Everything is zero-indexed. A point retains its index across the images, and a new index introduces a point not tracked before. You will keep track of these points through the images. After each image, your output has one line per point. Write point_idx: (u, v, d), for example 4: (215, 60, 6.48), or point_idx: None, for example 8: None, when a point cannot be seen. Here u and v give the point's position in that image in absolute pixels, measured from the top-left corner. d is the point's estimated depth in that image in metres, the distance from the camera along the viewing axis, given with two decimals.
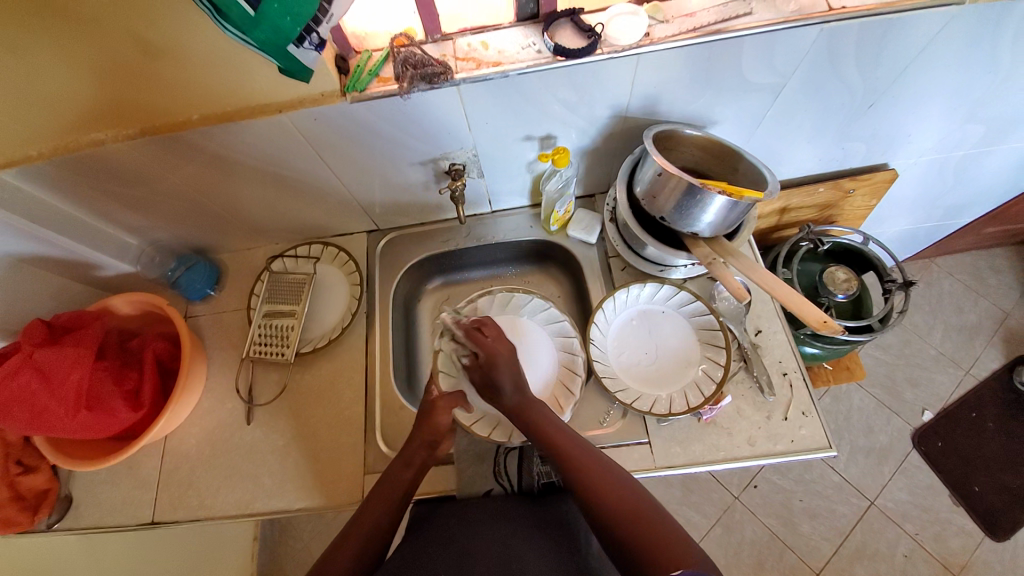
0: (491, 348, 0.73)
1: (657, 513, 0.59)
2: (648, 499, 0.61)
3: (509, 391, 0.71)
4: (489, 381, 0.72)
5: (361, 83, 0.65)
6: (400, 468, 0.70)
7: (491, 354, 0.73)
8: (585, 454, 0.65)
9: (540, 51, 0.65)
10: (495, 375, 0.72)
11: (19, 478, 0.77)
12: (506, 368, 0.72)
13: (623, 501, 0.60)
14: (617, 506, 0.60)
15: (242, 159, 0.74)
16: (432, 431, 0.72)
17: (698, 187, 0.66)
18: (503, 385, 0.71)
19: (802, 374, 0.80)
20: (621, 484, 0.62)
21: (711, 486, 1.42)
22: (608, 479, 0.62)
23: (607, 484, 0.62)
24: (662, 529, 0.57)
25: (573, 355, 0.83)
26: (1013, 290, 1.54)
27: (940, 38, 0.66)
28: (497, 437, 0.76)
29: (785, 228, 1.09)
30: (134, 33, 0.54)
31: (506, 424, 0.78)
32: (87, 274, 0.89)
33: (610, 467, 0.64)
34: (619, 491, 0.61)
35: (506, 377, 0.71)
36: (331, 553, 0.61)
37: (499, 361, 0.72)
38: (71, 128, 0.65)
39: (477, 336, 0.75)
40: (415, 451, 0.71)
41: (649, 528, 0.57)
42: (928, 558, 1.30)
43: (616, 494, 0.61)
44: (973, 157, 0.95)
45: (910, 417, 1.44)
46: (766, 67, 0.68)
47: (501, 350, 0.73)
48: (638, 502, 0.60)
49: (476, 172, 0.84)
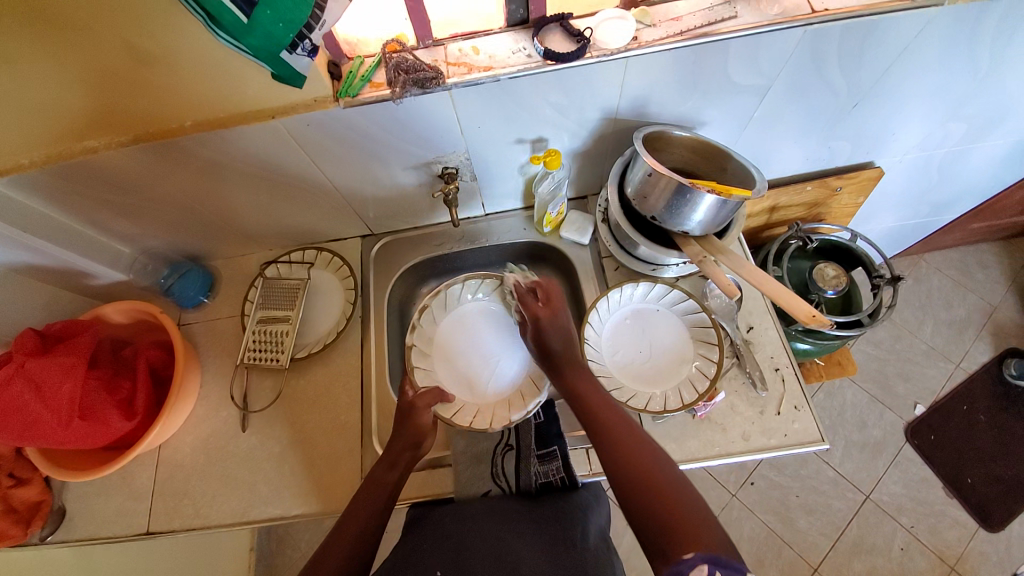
0: (537, 312, 0.76)
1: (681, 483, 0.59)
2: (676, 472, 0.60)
3: (556, 348, 0.74)
4: (538, 341, 0.75)
5: (354, 88, 0.65)
6: (384, 470, 0.70)
7: (534, 319, 0.76)
8: (620, 421, 0.66)
9: (530, 56, 0.66)
10: (543, 336, 0.75)
11: (11, 491, 0.76)
12: (551, 329, 0.75)
13: (648, 468, 0.60)
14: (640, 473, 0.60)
15: (235, 165, 0.74)
16: (416, 432, 0.73)
17: (687, 187, 0.67)
18: (551, 344, 0.74)
19: (794, 369, 0.81)
20: (649, 452, 0.62)
21: (709, 484, 1.43)
22: (638, 447, 0.63)
23: (634, 451, 0.62)
24: (682, 498, 0.57)
25: None
26: (999, 285, 1.57)
27: (920, 40, 0.67)
28: (478, 426, 0.78)
29: (775, 226, 1.10)
30: (126, 40, 0.55)
31: (486, 413, 0.80)
32: (79, 283, 0.88)
33: (641, 434, 0.65)
34: (645, 459, 0.61)
35: (554, 337, 0.74)
36: (330, 551, 0.62)
37: (544, 325, 0.75)
38: (63, 136, 0.65)
39: (529, 301, 0.78)
40: (400, 451, 0.72)
41: (669, 495, 0.57)
42: (924, 551, 1.32)
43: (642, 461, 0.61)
44: (957, 154, 0.96)
45: (902, 411, 1.46)
46: (752, 68, 0.69)
47: (543, 314, 0.75)
48: (662, 471, 0.60)
49: (469, 175, 0.85)
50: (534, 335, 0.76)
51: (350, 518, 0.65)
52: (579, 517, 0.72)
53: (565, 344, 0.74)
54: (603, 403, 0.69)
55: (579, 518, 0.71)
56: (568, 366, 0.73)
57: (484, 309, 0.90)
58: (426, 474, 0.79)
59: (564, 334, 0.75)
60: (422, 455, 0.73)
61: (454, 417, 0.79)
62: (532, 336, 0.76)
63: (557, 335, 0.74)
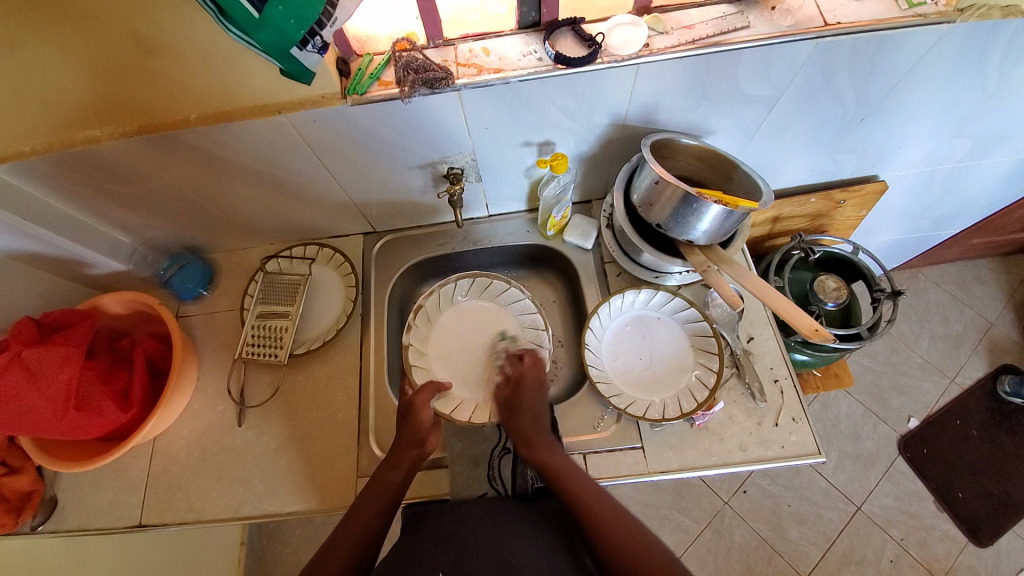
0: (524, 371, 0.78)
1: (663, 555, 0.60)
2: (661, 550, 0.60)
3: (525, 414, 0.74)
4: (514, 404, 0.75)
5: (362, 86, 0.65)
6: (387, 469, 0.70)
7: (518, 376, 0.78)
8: (599, 499, 0.65)
9: (541, 59, 0.66)
10: (519, 400, 0.75)
11: (3, 479, 0.75)
12: (529, 397, 0.75)
13: (634, 550, 0.59)
14: (627, 557, 0.59)
15: (239, 158, 0.74)
16: (417, 430, 0.72)
17: (694, 197, 0.67)
18: (523, 411, 0.74)
19: (793, 381, 0.81)
20: (633, 531, 0.61)
21: (701, 491, 1.43)
22: (621, 527, 0.62)
23: (614, 522, 0.62)
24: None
25: (539, 330, 0.87)
26: (996, 300, 1.57)
27: (930, 57, 0.68)
28: (477, 421, 0.80)
29: (777, 236, 1.10)
30: (134, 30, 0.54)
31: (485, 407, 0.82)
32: (77, 272, 0.88)
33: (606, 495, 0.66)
34: (631, 540, 0.60)
35: (528, 401, 0.75)
36: (330, 550, 0.61)
37: (525, 385, 0.77)
38: (65, 124, 0.65)
39: (516, 361, 0.80)
40: (403, 451, 0.71)
41: (654, 562, 0.58)
42: (913, 564, 1.32)
43: (628, 543, 0.60)
44: (961, 170, 0.97)
45: (896, 424, 1.46)
46: (762, 79, 0.69)
47: (531, 375, 0.78)
48: (645, 540, 0.61)
49: (474, 176, 0.85)
50: (512, 394, 0.76)
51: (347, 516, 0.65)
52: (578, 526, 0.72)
53: (537, 416, 0.74)
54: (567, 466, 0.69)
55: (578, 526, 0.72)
56: (535, 442, 0.71)
57: (478, 304, 0.90)
58: (423, 475, 0.79)
59: (536, 404, 0.75)
60: (427, 454, 0.73)
61: (453, 413, 0.81)
62: (508, 393, 0.77)
63: (530, 407, 0.75)
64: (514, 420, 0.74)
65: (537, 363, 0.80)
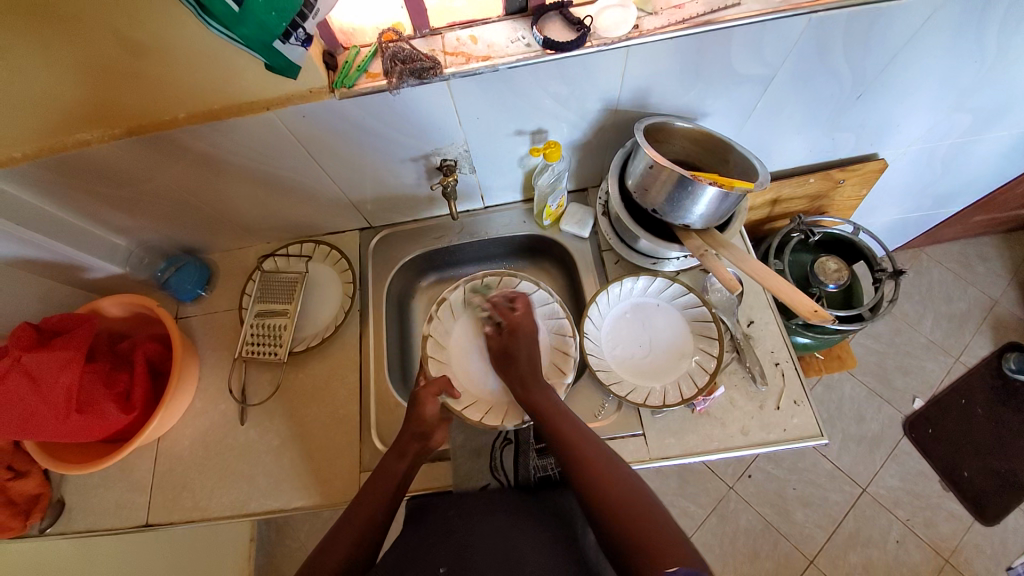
0: (517, 319, 0.78)
1: (656, 513, 0.57)
2: (647, 493, 0.60)
3: (523, 359, 0.75)
4: (510, 349, 0.76)
5: (349, 79, 0.64)
6: (393, 459, 0.70)
7: (514, 325, 0.78)
8: (589, 445, 0.65)
9: (529, 45, 0.65)
10: (514, 345, 0.76)
11: (9, 483, 0.76)
12: (524, 342, 0.77)
13: (621, 493, 0.59)
14: (613, 499, 0.59)
15: (229, 157, 0.73)
16: (420, 422, 0.72)
17: (689, 180, 0.66)
18: (518, 356, 0.75)
19: (794, 364, 0.80)
20: (620, 476, 0.61)
21: (706, 477, 1.43)
22: (618, 484, 0.60)
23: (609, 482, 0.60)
24: (657, 523, 0.56)
25: (566, 337, 0.82)
26: (1001, 278, 1.56)
27: (925, 30, 0.66)
28: (487, 424, 0.77)
29: (777, 219, 1.09)
30: (117, 29, 0.53)
31: (498, 410, 0.79)
32: (75, 276, 0.88)
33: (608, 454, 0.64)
34: (617, 484, 0.60)
35: (522, 347, 0.76)
36: (333, 543, 0.61)
37: (520, 330, 0.77)
38: (53, 128, 0.64)
39: (507, 309, 0.80)
40: (407, 442, 0.71)
41: (643, 521, 0.56)
42: (920, 543, 1.32)
43: (614, 486, 0.60)
44: (961, 146, 0.95)
45: (901, 405, 1.45)
46: (755, 58, 0.68)
47: (526, 323, 0.78)
48: (639, 498, 0.58)
49: (467, 167, 0.84)
50: (507, 340, 0.77)
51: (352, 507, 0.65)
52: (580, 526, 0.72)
53: (531, 361, 0.75)
54: (567, 424, 0.67)
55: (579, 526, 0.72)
56: (532, 385, 0.73)
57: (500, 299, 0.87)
58: (428, 466, 0.79)
59: (531, 349, 0.76)
60: (432, 448, 0.73)
61: (465, 411, 0.78)
62: (504, 339, 0.77)
63: (526, 350, 0.76)
64: (513, 367, 0.75)
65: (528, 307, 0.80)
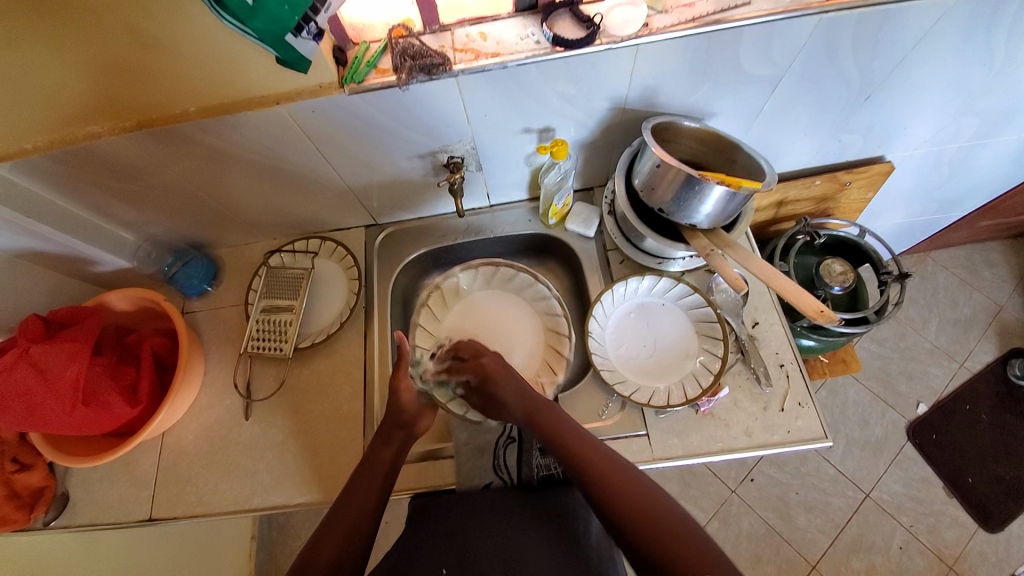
0: (479, 364, 0.74)
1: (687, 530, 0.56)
2: (676, 511, 0.58)
3: (510, 398, 0.71)
4: (489, 389, 0.72)
5: (359, 74, 0.65)
6: (382, 453, 0.69)
7: (479, 373, 0.74)
8: (607, 462, 0.63)
9: (539, 42, 0.65)
10: (492, 390, 0.72)
11: (15, 475, 0.76)
12: (501, 378, 0.73)
13: (655, 515, 0.57)
14: (650, 527, 0.56)
15: (237, 152, 0.74)
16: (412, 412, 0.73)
17: (697, 179, 0.66)
18: (506, 399, 0.71)
19: (799, 366, 0.80)
20: (647, 494, 0.59)
21: (708, 479, 1.43)
22: (651, 502, 0.58)
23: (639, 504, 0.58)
24: (690, 540, 0.55)
25: (561, 336, 0.87)
26: (1007, 284, 1.55)
27: (934, 32, 0.66)
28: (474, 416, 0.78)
29: (782, 221, 1.09)
30: (130, 23, 0.54)
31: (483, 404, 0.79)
32: (83, 270, 0.88)
33: (631, 474, 0.62)
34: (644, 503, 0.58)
35: (505, 387, 0.72)
36: (331, 529, 0.62)
37: (488, 372, 0.73)
38: (66, 121, 0.65)
39: (460, 365, 0.76)
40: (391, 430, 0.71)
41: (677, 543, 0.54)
42: (924, 549, 1.31)
43: (644, 508, 0.58)
44: (968, 150, 0.95)
45: (905, 410, 1.45)
46: (764, 58, 0.68)
47: (487, 362, 0.74)
48: (670, 517, 0.57)
49: (474, 165, 0.84)
50: (483, 389, 0.73)
51: (348, 497, 0.65)
52: (582, 515, 0.73)
53: (522, 392, 0.71)
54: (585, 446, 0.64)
55: (582, 516, 0.72)
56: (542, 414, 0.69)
57: (494, 291, 0.93)
58: (423, 464, 0.78)
59: (514, 383, 0.72)
60: (416, 435, 0.73)
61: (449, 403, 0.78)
62: (483, 395, 0.73)
63: (502, 377, 0.73)
64: (508, 409, 0.71)
65: (479, 348, 0.77)
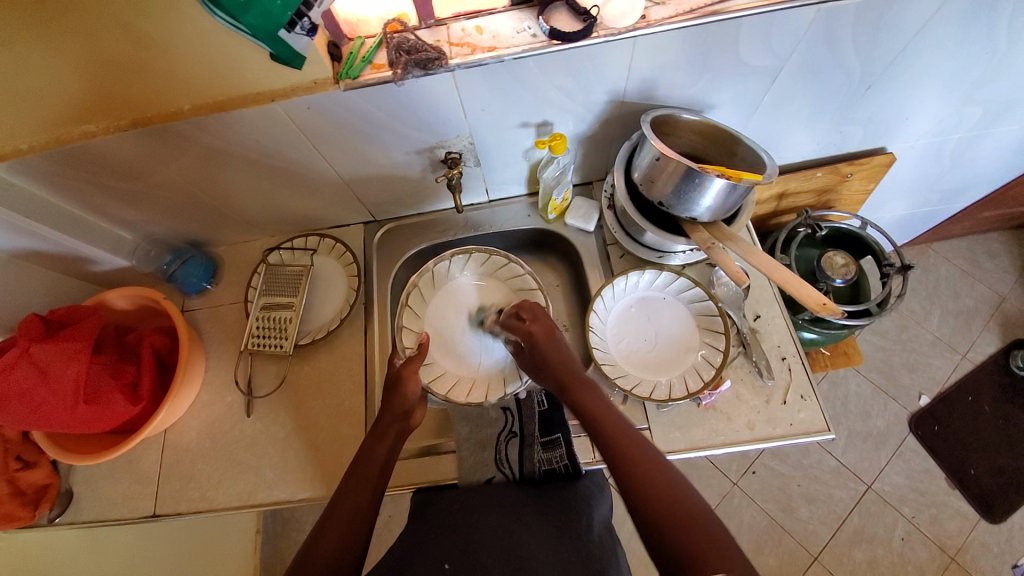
0: (530, 329, 0.74)
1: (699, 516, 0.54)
2: (696, 498, 0.57)
3: (552, 372, 0.71)
4: (539, 361, 0.72)
5: (354, 70, 0.64)
6: (385, 450, 0.70)
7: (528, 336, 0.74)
8: (655, 465, 0.59)
9: (535, 36, 0.64)
10: (540, 357, 0.72)
11: (18, 474, 0.76)
12: (549, 350, 0.72)
13: (672, 498, 0.56)
14: (666, 507, 0.55)
15: (234, 150, 0.73)
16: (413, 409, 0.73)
17: (697, 172, 0.65)
18: (550, 368, 0.71)
19: (801, 359, 0.80)
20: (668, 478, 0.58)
21: (710, 473, 1.43)
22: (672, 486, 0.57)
23: (660, 485, 0.57)
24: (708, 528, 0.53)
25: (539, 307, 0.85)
26: (1009, 275, 1.54)
27: (934, 22, 0.65)
28: (475, 400, 0.81)
29: (784, 213, 1.09)
30: (123, 20, 0.54)
31: (482, 384, 0.83)
32: (82, 269, 0.88)
33: (655, 455, 0.61)
34: (666, 484, 0.57)
35: (551, 359, 0.71)
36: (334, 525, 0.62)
37: (536, 342, 0.73)
38: (60, 120, 0.64)
39: (517, 323, 0.76)
40: (388, 425, 0.71)
41: (690, 526, 0.53)
42: (925, 541, 1.32)
43: (665, 488, 0.57)
44: (970, 140, 0.94)
45: (907, 402, 1.45)
46: (763, 49, 0.67)
47: (536, 331, 0.73)
48: (687, 501, 0.56)
49: (472, 160, 0.84)
50: (531, 357, 0.73)
51: (350, 493, 0.65)
52: (584, 509, 0.72)
53: (563, 366, 0.70)
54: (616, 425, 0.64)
55: (585, 510, 0.72)
56: (580, 389, 0.68)
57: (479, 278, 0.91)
58: (423, 461, 0.79)
59: (558, 357, 0.72)
60: (412, 427, 0.74)
61: (450, 393, 0.81)
62: (530, 359, 0.74)
63: (552, 350, 0.72)
64: (548, 379, 0.71)
65: (536, 312, 0.77)
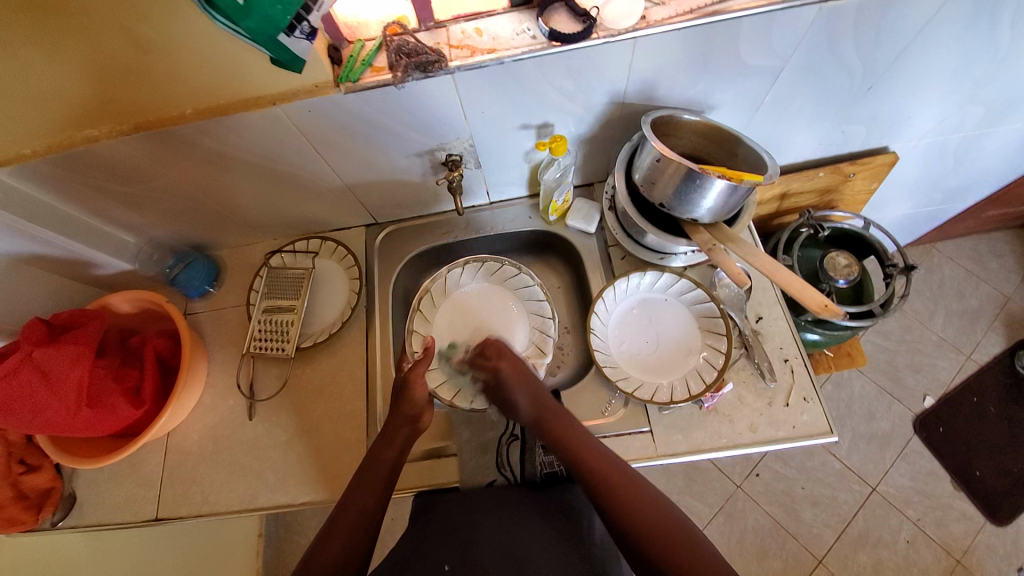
0: (497, 365, 0.75)
1: (682, 532, 0.59)
2: (674, 513, 0.62)
3: (522, 403, 0.72)
4: (504, 395, 0.73)
5: (355, 73, 0.64)
6: (387, 453, 0.69)
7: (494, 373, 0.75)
8: (633, 486, 0.63)
9: (535, 37, 0.64)
10: (507, 392, 0.73)
11: (22, 477, 0.76)
12: (516, 383, 0.73)
13: (652, 515, 0.60)
14: (652, 529, 0.59)
15: (235, 154, 0.74)
16: (417, 412, 0.72)
17: (698, 173, 0.65)
18: (517, 401, 0.72)
19: (803, 360, 0.80)
20: (646, 496, 0.62)
21: (713, 475, 1.42)
22: (653, 506, 0.61)
23: (641, 507, 0.61)
24: (689, 543, 0.58)
25: (545, 334, 0.85)
26: (1014, 275, 1.53)
27: (937, 21, 0.65)
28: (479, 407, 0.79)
29: (785, 214, 1.08)
30: (125, 26, 0.54)
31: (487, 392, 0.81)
32: (85, 273, 0.89)
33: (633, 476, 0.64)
34: (646, 504, 0.61)
35: (520, 393, 0.73)
36: (337, 529, 0.62)
37: (503, 378, 0.74)
38: (63, 125, 0.65)
39: (482, 362, 0.77)
40: (398, 428, 0.71)
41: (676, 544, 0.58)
42: (931, 543, 1.31)
43: (645, 508, 0.61)
44: (974, 139, 0.94)
45: (911, 403, 1.44)
46: (764, 49, 0.67)
47: (505, 365, 0.75)
48: (667, 519, 0.60)
49: (472, 162, 0.84)
50: (499, 391, 0.75)
51: (352, 496, 0.65)
52: (586, 514, 0.73)
53: (534, 397, 0.72)
54: (592, 451, 0.66)
55: (586, 515, 0.73)
56: (552, 416, 0.70)
57: (491, 286, 0.90)
58: (425, 464, 0.78)
59: (529, 389, 0.73)
60: (421, 431, 0.73)
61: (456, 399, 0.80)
62: (497, 393, 0.75)
63: (520, 383, 0.73)
64: (517, 411, 0.73)
65: (501, 349, 0.78)
